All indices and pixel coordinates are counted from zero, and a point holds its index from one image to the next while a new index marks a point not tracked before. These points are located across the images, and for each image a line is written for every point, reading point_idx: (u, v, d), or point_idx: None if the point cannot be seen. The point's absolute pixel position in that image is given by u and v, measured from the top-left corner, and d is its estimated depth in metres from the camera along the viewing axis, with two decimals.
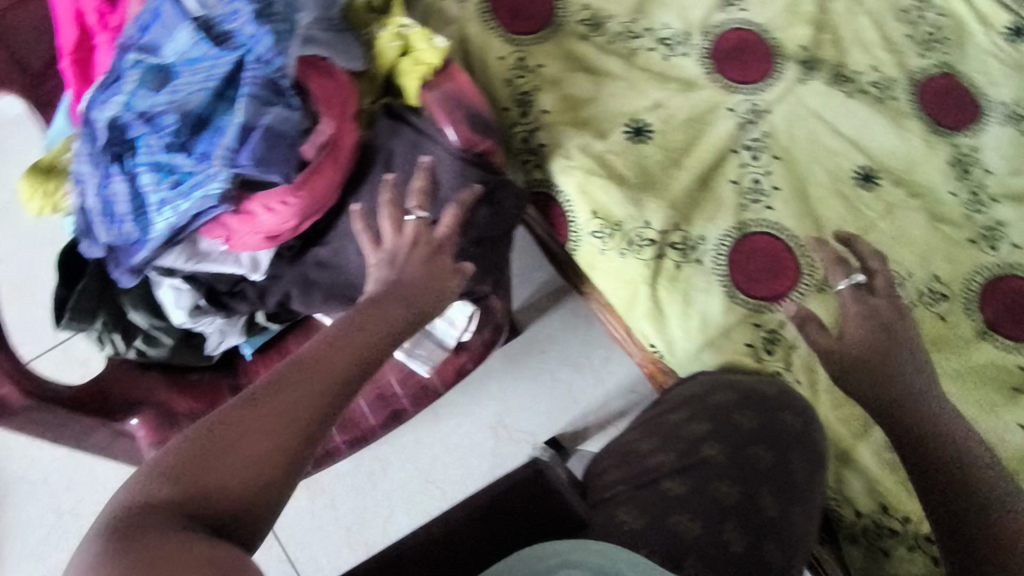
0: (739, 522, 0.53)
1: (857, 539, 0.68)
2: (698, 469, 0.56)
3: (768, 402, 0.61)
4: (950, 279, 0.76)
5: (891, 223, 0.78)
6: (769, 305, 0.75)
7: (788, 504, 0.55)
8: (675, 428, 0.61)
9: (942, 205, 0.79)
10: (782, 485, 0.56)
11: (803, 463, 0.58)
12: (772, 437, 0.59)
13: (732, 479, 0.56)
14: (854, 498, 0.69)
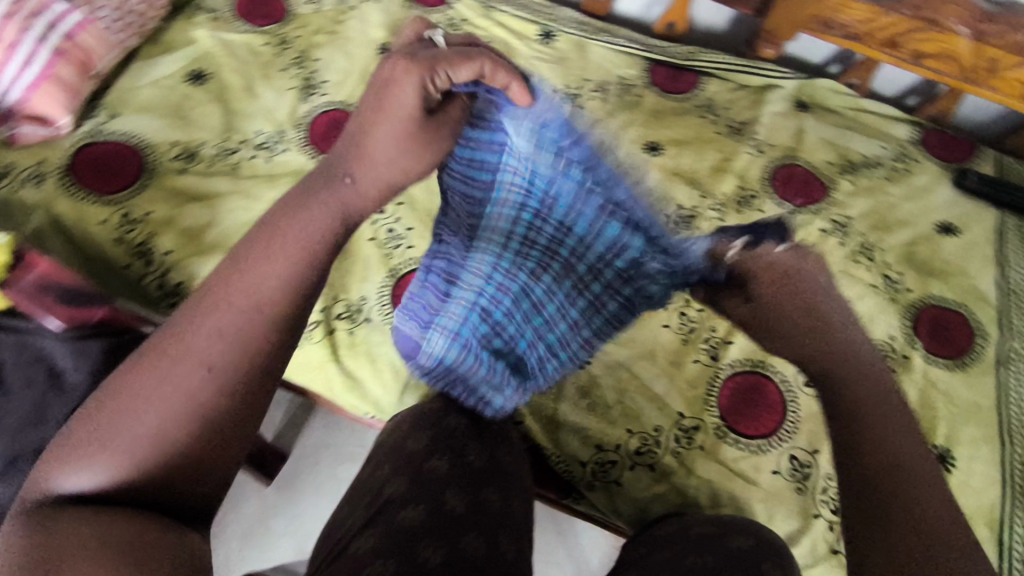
0: (498, 487, 0.65)
1: (592, 481, 0.81)
2: (455, 440, 0.68)
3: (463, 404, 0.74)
4: None
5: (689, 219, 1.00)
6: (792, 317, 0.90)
7: (516, 459, 0.72)
8: (438, 410, 0.72)
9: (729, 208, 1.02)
10: (513, 447, 0.73)
11: (513, 448, 0.73)
12: (477, 428, 0.71)
13: (480, 447, 0.69)
14: (600, 433, 0.82)
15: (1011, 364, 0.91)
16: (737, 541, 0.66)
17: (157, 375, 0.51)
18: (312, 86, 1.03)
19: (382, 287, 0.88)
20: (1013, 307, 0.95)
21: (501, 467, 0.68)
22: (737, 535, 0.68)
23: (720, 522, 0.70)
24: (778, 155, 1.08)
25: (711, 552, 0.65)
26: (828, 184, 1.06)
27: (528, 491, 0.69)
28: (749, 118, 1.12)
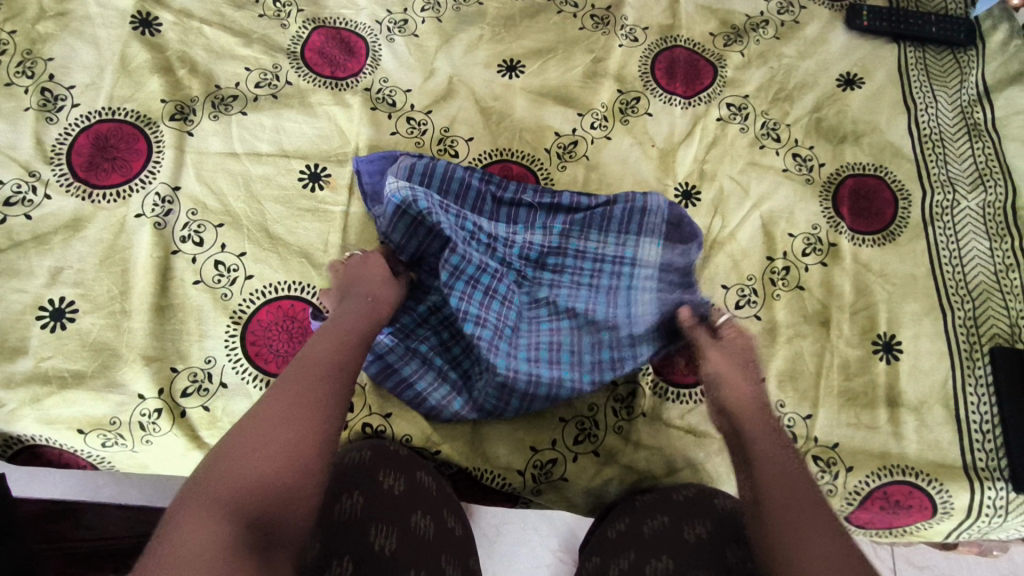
0: (419, 566, 0.55)
1: (536, 488, 0.71)
2: (359, 523, 0.56)
3: (361, 469, 0.61)
4: (625, 186, 0.83)
5: (572, 146, 0.85)
6: (863, 238, 0.83)
7: (435, 516, 0.61)
8: (327, 489, 0.58)
9: (613, 119, 0.86)
10: (428, 502, 0.62)
11: (429, 506, 0.62)
12: (379, 499, 0.59)
13: (387, 521, 0.57)
14: (530, 434, 0.72)
15: (938, 221, 0.84)
16: (694, 528, 0.61)
17: (268, 426, 0.50)
18: (57, 97, 0.78)
19: (230, 337, 0.71)
20: (929, 152, 0.88)
21: (416, 538, 0.57)
22: (692, 521, 0.62)
23: (665, 506, 0.65)
24: (654, 39, 0.91)
25: (672, 552, 0.59)
26: (715, 63, 0.91)
27: (456, 544, 0.61)
28: (614, 0, 0.94)
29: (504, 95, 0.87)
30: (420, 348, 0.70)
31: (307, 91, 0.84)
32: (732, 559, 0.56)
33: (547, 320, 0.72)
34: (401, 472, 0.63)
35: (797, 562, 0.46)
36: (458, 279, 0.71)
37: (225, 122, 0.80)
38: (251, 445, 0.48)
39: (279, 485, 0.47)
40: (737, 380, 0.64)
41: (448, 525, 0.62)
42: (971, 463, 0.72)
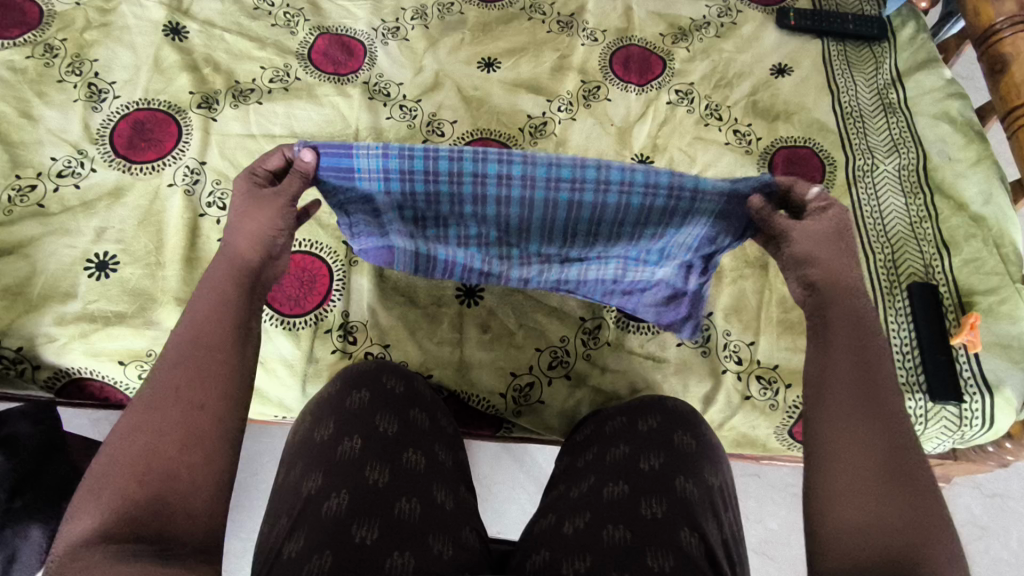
0: (416, 446, 0.63)
1: (517, 409, 0.82)
2: (365, 412, 0.64)
3: (369, 372, 0.69)
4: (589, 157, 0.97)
5: (542, 126, 0.98)
6: None
7: (431, 414, 0.68)
8: (340, 388, 0.67)
9: (577, 104, 1.00)
10: (425, 403, 0.69)
11: (426, 406, 0.69)
12: (382, 394, 0.66)
13: (389, 412, 0.65)
14: (510, 362, 0.82)
15: (860, 182, 0.98)
16: (647, 421, 0.70)
17: (140, 430, 0.48)
18: (101, 90, 0.91)
19: None
20: (850, 126, 1.02)
21: (414, 427, 0.65)
22: (645, 416, 0.71)
23: (625, 409, 0.74)
24: (611, 39, 1.06)
25: (628, 440, 0.68)
26: (664, 57, 1.06)
27: (451, 438, 0.68)
28: (577, 8, 1.09)
29: (483, 86, 1.01)
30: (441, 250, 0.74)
31: (314, 85, 0.98)
32: (677, 441, 0.67)
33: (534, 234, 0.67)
34: (402, 376, 0.70)
35: (836, 458, 0.48)
36: (421, 204, 0.63)
37: (244, 110, 0.94)
38: (126, 454, 0.47)
39: (158, 481, 0.46)
40: (840, 267, 0.56)
41: (442, 424, 0.69)
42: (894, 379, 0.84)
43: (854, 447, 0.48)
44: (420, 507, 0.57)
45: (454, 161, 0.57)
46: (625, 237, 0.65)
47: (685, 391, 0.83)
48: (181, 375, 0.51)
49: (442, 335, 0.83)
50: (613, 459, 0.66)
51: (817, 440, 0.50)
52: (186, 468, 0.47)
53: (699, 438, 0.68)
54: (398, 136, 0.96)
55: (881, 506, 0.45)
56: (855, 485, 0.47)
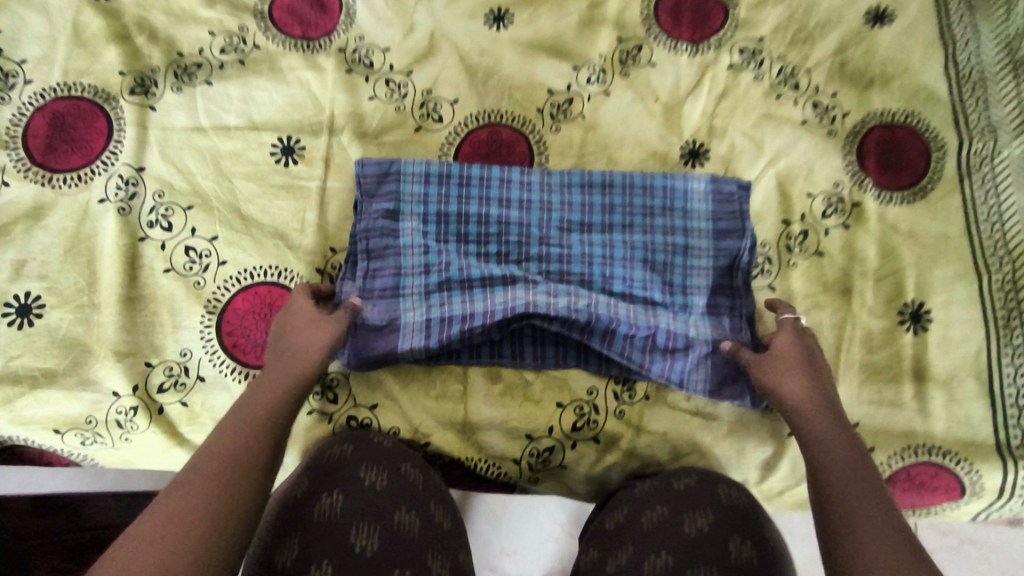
0: (404, 565, 0.53)
1: (534, 476, 0.68)
2: (338, 522, 0.54)
3: (338, 467, 0.58)
4: (626, 147, 0.76)
5: (567, 105, 0.77)
6: (890, 194, 0.75)
7: (421, 509, 0.58)
8: (303, 489, 0.56)
9: (612, 72, 0.78)
10: (414, 495, 0.59)
11: (414, 501, 0.59)
12: (358, 498, 0.56)
13: (369, 520, 0.55)
14: (526, 422, 0.67)
15: (976, 172, 0.75)
16: (695, 520, 0.59)
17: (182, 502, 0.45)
18: (8, 73, 0.72)
19: (204, 328, 0.67)
20: (967, 95, 0.78)
21: (400, 540, 0.55)
22: (694, 511, 0.60)
23: (660, 492, 0.62)
24: None
25: (668, 546, 0.58)
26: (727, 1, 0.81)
27: (447, 537, 0.59)
28: None
29: (491, 49, 0.79)
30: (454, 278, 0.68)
31: (277, 55, 0.77)
32: (733, 553, 0.57)
33: (533, 261, 0.70)
34: (383, 464, 0.59)
35: (873, 562, 0.46)
36: (435, 226, 0.70)
37: (189, 94, 0.74)
38: (160, 527, 0.43)
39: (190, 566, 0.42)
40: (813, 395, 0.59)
41: (431, 520, 0.58)
42: (1004, 440, 0.67)
43: (876, 529, 0.48)
44: None
45: (482, 177, 0.71)
46: (630, 264, 0.70)
47: (741, 455, 0.68)
48: (235, 452, 0.49)
49: (443, 389, 0.68)
50: (652, 572, 0.56)
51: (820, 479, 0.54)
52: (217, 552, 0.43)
53: (761, 545, 0.57)
54: (384, 122, 0.76)
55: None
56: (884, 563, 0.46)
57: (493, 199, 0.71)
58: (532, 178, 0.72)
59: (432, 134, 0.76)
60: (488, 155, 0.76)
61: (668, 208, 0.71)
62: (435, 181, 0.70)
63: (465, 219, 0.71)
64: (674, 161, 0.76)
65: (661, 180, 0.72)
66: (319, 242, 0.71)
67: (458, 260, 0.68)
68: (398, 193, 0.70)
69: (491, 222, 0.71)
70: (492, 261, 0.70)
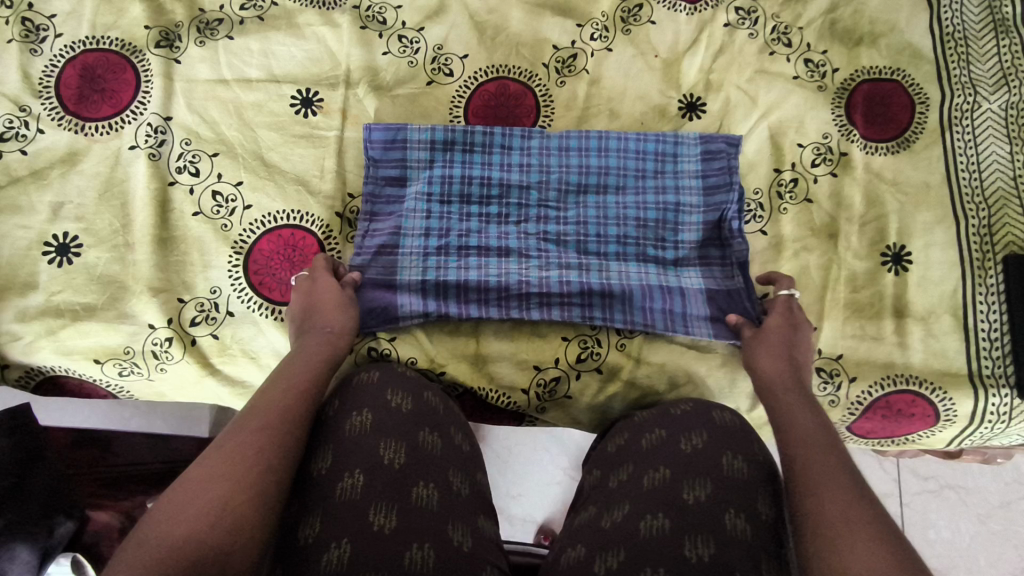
0: (427, 478, 0.57)
1: (541, 405, 0.73)
2: (366, 438, 0.58)
3: (366, 392, 0.62)
4: (627, 100, 0.80)
5: (571, 60, 0.81)
6: (876, 145, 0.80)
7: (444, 432, 0.62)
8: (334, 412, 0.60)
9: (613, 29, 0.82)
10: (437, 420, 0.63)
11: (436, 424, 0.62)
12: (384, 418, 0.60)
13: (395, 437, 0.58)
14: (533, 354, 0.72)
15: (957, 125, 0.80)
16: (691, 440, 0.64)
17: (214, 463, 0.49)
18: (40, 27, 0.76)
19: (233, 267, 0.72)
20: (950, 52, 0.82)
21: (424, 455, 0.58)
22: (690, 433, 0.65)
23: (664, 421, 0.67)
24: None
25: (669, 462, 0.62)
26: None
27: (467, 458, 0.62)
28: None
29: (498, 7, 0.82)
30: (458, 249, 0.73)
31: (294, 12, 0.81)
32: (726, 466, 0.61)
33: (532, 223, 0.75)
34: (406, 391, 0.64)
35: (818, 484, 0.52)
36: (441, 190, 0.75)
37: (212, 49, 0.78)
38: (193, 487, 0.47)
39: (222, 518, 0.46)
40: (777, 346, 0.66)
41: (452, 440, 0.62)
42: (976, 371, 0.72)
43: (837, 487, 0.51)
44: (435, 555, 0.51)
45: (484, 144, 0.76)
46: (626, 225, 0.75)
47: (733, 385, 0.73)
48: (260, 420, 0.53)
49: (456, 325, 0.73)
50: (652, 485, 0.61)
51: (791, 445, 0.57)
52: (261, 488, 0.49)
53: (752, 459, 0.62)
54: (398, 76, 0.80)
55: (867, 542, 0.46)
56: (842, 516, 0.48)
57: (494, 164, 0.76)
58: (531, 140, 0.76)
59: (443, 87, 0.79)
60: (497, 106, 0.79)
61: (659, 170, 0.76)
62: (439, 148, 0.75)
63: (469, 182, 0.75)
64: (673, 114, 0.80)
65: (653, 143, 0.76)
66: (337, 189, 0.76)
67: (459, 225, 0.74)
68: (404, 160, 0.75)
69: (493, 185, 0.75)
70: (493, 223, 0.75)
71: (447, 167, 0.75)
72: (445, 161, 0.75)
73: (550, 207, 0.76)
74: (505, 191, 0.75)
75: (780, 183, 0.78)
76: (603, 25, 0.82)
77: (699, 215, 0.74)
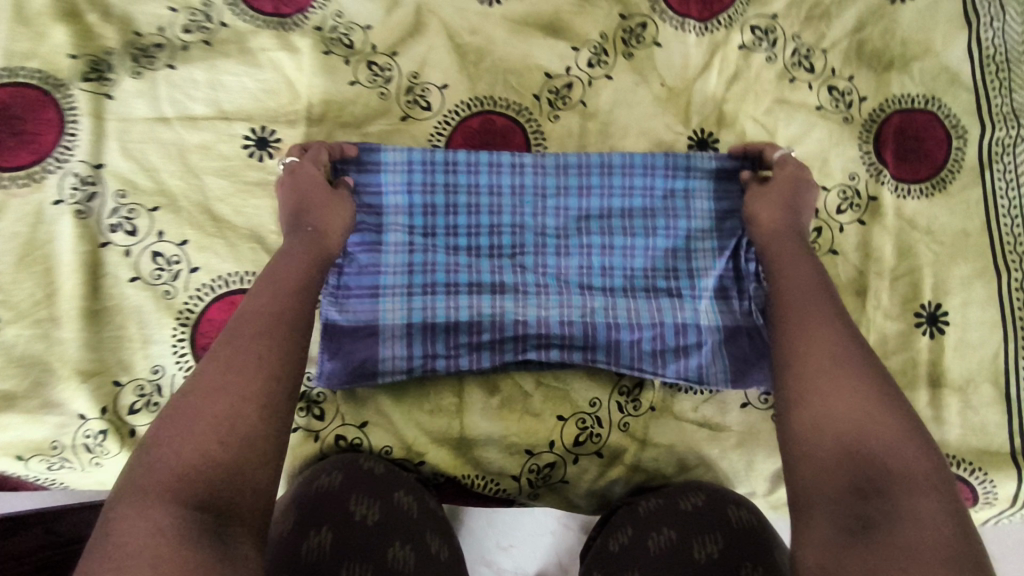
0: None
1: (534, 492, 0.65)
2: (328, 560, 0.50)
3: (328, 500, 0.54)
4: (629, 136, 0.70)
5: (566, 90, 0.71)
6: (908, 187, 0.71)
7: (417, 543, 0.55)
8: (289, 525, 0.51)
9: (614, 53, 0.72)
10: (410, 528, 0.56)
11: (408, 534, 0.55)
12: (349, 533, 0.53)
13: (361, 558, 0.51)
14: (525, 436, 0.64)
15: (998, 163, 0.71)
16: (704, 546, 0.54)
17: (208, 382, 0.41)
18: None
19: (178, 342, 0.63)
20: (991, 79, 0.73)
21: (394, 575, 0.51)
22: (703, 537, 0.54)
23: (667, 517, 0.57)
24: None
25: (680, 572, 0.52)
26: None
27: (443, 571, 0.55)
28: None
29: (482, 27, 0.72)
30: (445, 284, 0.64)
31: (246, 34, 0.70)
32: None
33: (528, 254, 0.66)
34: (375, 496, 0.57)
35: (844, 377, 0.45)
36: (421, 218, 0.65)
37: (149, 80, 0.67)
38: (187, 422, 0.39)
39: (235, 444, 0.39)
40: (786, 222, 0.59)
41: (428, 554, 0.55)
42: (1019, 448, 0.65)
43: (855, 387, 0.44)
44: None
45: (469, 163, 0.65)
46: (634, 255, 0.66)
47: (749, 467, 0.65)
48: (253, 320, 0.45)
49: (437, 404, 0.64)
50: None
51: (785, 315, 0.51)
52: (256, 414, 0.41)
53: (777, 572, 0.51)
54: (367, 110, 0.69)
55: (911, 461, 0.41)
56: (855, 418, 0.43)
57: (483, 188, 0.66)
58: (523, 159, 0.66)
59: (420, 123, 0.69)
60: (482, 146, 0.70)
61: (669, 189, 0.66)
62: (418, 170, 0.65)
63: (452, 210, 0.65)
64: (682, 152, 0.70)
65: (664, 160, 0.66)
66: None
67: (444, 260, 0.64)
68: (377, 185, 0.64)
69: (482, 212, 0.66)
70: (483, 256, 0.65)
71: (428, 190, 0.65)
72: (425, 180, 0.65)
73: (548, 237, 0.66)
74: (494, 219, 0.66)
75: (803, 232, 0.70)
76: (602, 49, 0.72)
77: (714, 240, 0.66)
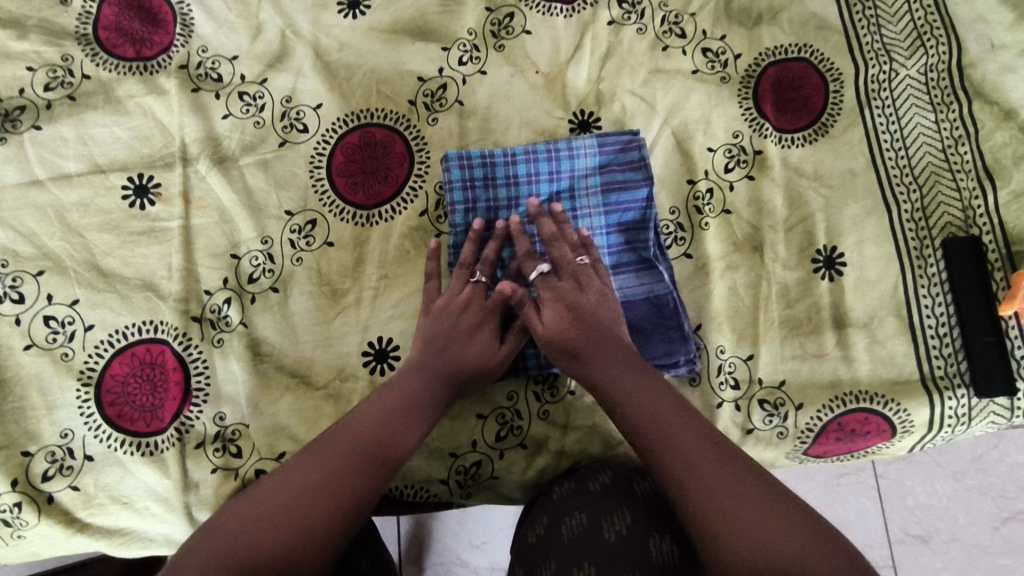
0: None
1: (465, 492, 0.66)
2: None
3: None
4: (511, 127, 0.70)
5: (440, 91, 0.71)
6: (791, 137, 0.72)
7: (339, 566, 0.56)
8: None
9: (484, 47, 0.72)
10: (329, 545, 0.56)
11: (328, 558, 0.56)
12: None
13: None
14: (447, 441, 0.64)
15: (875, 98, 0.72)
16: (613, 526, 0.56)
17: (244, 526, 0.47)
18: None
19: (84, 404, 0.62)
20: (858, 18, 0.74)
21: None
22: (611, 515, 0.57)
23: (580, 499, 0.59)
24: None
25: (592, 558, 0.54)
26: None
27: None
28: None
29: (350, 42, 0.72)
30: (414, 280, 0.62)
31: (110, 82, 0.69)
32: (651, 553, 0.54)
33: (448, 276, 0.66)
34: None
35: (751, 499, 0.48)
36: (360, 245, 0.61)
37: (16, 144, 0.66)
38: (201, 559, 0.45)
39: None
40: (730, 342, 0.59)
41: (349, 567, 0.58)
42: (928, 374, 0.66)
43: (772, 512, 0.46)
44: None
45: None
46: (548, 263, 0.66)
47: None
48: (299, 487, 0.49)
49: None
50: None
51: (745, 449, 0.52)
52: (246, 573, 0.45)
53: (679, 536, 0.55)
54: (244, 142, 0.69)
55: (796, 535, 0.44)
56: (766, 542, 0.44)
57: None
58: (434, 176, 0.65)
59: (299, 146, 0.69)
60: (364, 159, 0.69)
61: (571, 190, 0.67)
62: None
63: None
64: (565, 134, 0.70)
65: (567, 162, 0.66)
66: (192, 288, 0.65)
67: None
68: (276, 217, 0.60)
69: None
70: None
71: None
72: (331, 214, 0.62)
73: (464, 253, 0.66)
74: None
75: (697, 192, 0.70)
76: (470, 45, 0.72)
77: (612, 232, 0.67)
